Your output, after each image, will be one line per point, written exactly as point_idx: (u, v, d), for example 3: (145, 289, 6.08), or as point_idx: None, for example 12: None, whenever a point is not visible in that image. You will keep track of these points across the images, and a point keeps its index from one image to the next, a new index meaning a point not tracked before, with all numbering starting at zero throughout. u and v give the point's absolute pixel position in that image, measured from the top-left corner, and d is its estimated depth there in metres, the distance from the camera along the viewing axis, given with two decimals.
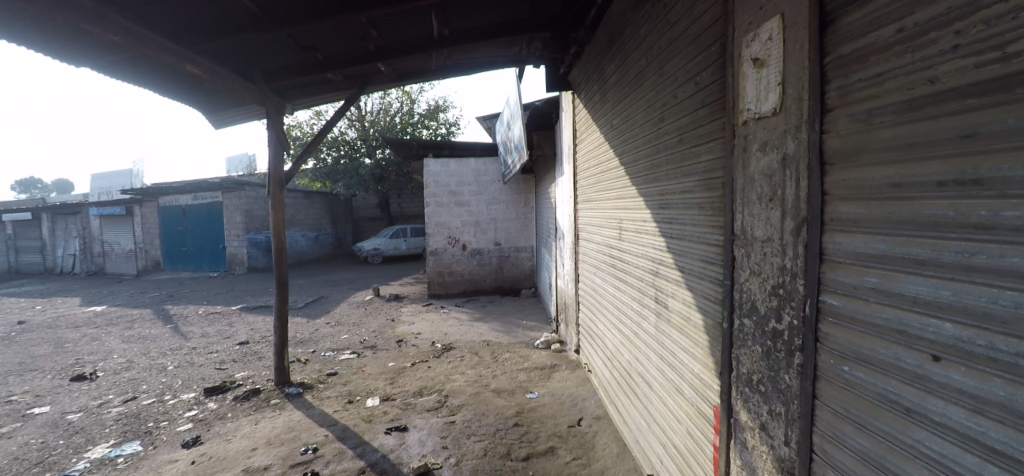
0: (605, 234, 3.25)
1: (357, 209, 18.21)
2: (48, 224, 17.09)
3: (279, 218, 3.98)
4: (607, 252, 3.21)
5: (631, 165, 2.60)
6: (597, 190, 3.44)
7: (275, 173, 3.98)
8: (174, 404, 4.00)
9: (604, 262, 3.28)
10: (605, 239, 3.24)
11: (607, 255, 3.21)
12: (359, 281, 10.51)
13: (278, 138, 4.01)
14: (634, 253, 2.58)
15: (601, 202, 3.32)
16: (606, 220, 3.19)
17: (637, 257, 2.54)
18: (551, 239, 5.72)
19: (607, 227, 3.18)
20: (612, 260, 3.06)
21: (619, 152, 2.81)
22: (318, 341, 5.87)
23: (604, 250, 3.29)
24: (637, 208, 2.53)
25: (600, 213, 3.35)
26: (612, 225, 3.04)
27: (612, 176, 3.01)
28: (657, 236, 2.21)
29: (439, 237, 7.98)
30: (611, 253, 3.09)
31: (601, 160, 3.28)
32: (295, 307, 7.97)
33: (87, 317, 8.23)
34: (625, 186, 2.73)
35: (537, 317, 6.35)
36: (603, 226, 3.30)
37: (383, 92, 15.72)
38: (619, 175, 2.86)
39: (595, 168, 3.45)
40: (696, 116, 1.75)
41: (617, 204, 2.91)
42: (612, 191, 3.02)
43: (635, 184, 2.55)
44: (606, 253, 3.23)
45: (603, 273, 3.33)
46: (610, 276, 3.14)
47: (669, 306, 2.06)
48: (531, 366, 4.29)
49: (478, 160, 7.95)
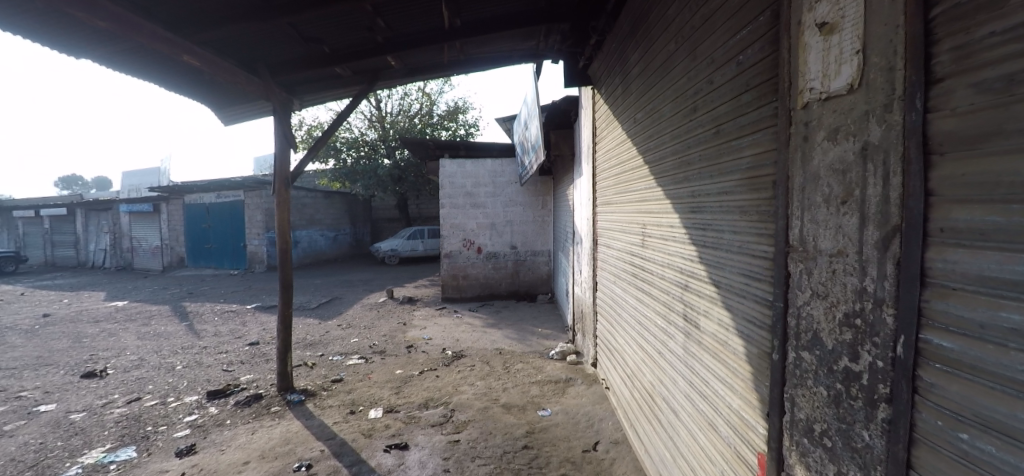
0: (625, 241, 2.98)
1: (376, 210, 18.30)
2: (83, 220, 17.82)
3: (285, 218, 3.84)
4: (627, 260, 2.94)
5: (657, 164, 2.31)
6: (617, 192, 3.17)
7: (280, 172, 3.84)
8: (176, 407, 3.95)
9: (625, 271, 3.00)
10: (625, 246, 2.98)
11: (627, 263, 2.93)
12: (374, 282, 10.45)
13: (284, 135, 3.87)
14: (659, 264, 2.30)
15: (622, 205, 3.05)
16: (627, 225, 2.92)
17: (662, 268, 2.26)
18: (568, 243, 5.43)
19: (628, 233, 2.91)
20: (634, 269, 2.78)
21: (644, 150, 2.53)
22: (327, 344, 5.75)
23: (624, 258, 3.02)
24: (663, 213, 2.25)
25: (621, 217, 3.08)
26: (634, 232, 2.77)
27: (634, 177, 2.75)
28: (687, 243, 1.93)
29: (454, 239, 7.80)
30: (632, 261, 2.82)
31: (622, 159, 3.01)
32: (309, 308, 7.93)
33: (109, 312, 8.41)
34: (649, 187, 2.45)
35: (553, 324, 6.07)
36: (623, 232, 3.03)
37: (403, 93, 15.75)
38: (642, 175, 2.59)
39: (616, 167, 3.18)
40: (738, 102, 1.46)
41: (640, 208, 2.64)
42: (634, 194, 2.76)
43: (660, 185, 2.28)
44: (627, 262, 2.95)
45: (623, 283, 3.05)
46: (630, 286, 2.87)
47: (701, 325, 1.78)
48: (545, 378, 4.03)
49: (495, 161, 7.73)
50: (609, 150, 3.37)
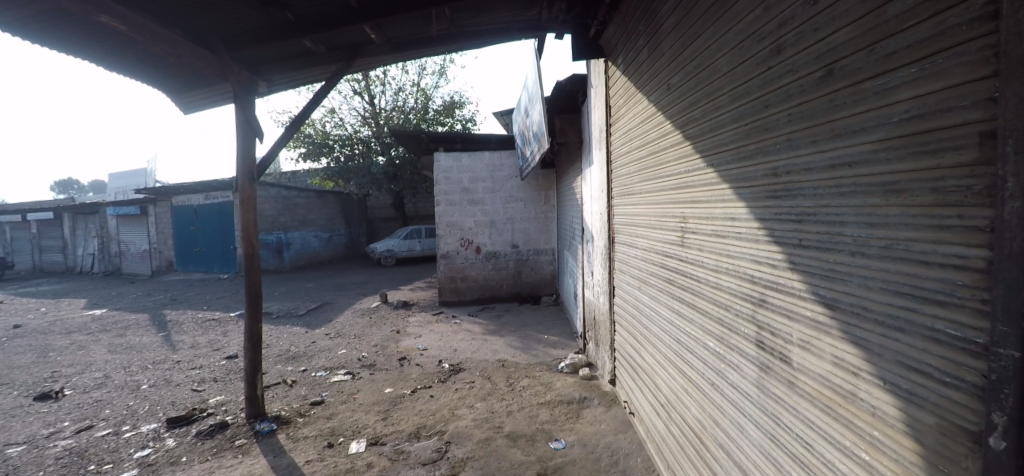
0: (655, 238, 2.44)
1: (372, 209, 17.77)
2: (70, 223, 17.32)
3: (250, 219, 3.30)
4: (659, 261, 2.39)
5: (708, 136, 1.75)
6: (642, 180, 2.63)
7: (244, 165, 3.29)
8: (129, 439, 3.43)
9: (654, 275, 2.46)
10: (655, 244, 2.43)
11: (659, 265, 2.39)
12: (369, 285, 9.91)
13: (246, 122, 3.31)
14: (711, 269, 1.74)
15: (650, 194, 2.50)
16: (658, 218, 2.38)
17: (715, 275, 1.71)
18: (577, 242, 4.89)
19: (660, 229, 2.36)
20: (668, 274, 2.24)
21: (685, 121, 1.97)
22: (313, 357, 5.23)
23: (653, 260, 2.47)
24: (715, 201, 1.68)
25: (650, 209, 2.52)
26: (669, 228, 2.22)
27: (668, 157, 2.20)
28: (759, 243, 1.38)
29: (450, 238, 7.25)
30: (666, 264, 2.27)
31: (650, 137, 2.46)
32: (296, 314, 7.40)
33: (84, 322, 7.88)
34: (694, 167, 1.89)
35: (559, 331, 5.53)
36: (652, 227, 2.48)
37: (398, 88, 15.22)
38: (680, 154, 2.04)
39: (641, 147, 2.63)
40: (883, 17, 0.90)
41: (678, 196, 2.09)
42: (668, 180, 2.21)
43: (712, 164, 1.71)
44: (658, 264, 2.41)
45: (652, 290, 2.51)
46: (663, 295, 2.32)
47: (795, 362, 1.21)
48: (555, 398, 3.49)
49: (494, 153, 7.19)
50: (631, 130, 2.82)
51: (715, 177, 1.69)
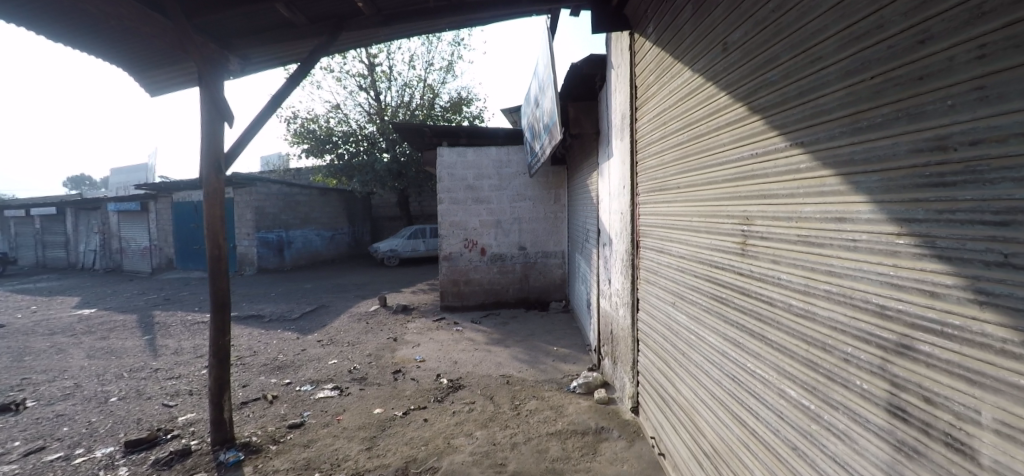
0: (699, 243, 1.93)
1: (376, 208, 17.42)
2: (73, 219, 17.17)
3: (217, 215, 2.86)
4: (705, 273, 1.89)
5: (795, 102, 1.26)
6: (680, 173, 2.12)
7: (208, 154, 2.85)
8: (78, 466, 3.01)
9: (697, 289, 1.96)
10: (700, 251, 1.93)
11: (705, 277, 1.88)
12: (369, 286, 9.49)
13: (212, 104, 2.85)
14: (799, 289, 1.26)
15: (692, 189, 1.99)
16: (705, 219, 1.87)
17: (806, 298, 1.23)
18: (591, 245, 4.40)
19: (707, 233, 1.85)
20: (721, 291, 1.74)
21: (751, 87, 1.48)
22: (300, 368, 4.80)
23: (696, 271, 1.98)
24: (810, 194, 1.19)
25: (691, 208, 2.01)
26: (722, 234, 1.71)
27: (723, 141, 1.68)
28: (900, 261, 0.91)
29: (454, 239, 6.79)
30: (717, 279, 1.77)
31: (693, 118, 1.95)
32: (289, 318, 6.99)
33: (71, 322, 7.55)
34: (768, 148, 1.39)
35: (571, 342, 5.03)
36: (694, 230, 1.98)
37: (404, 84, 14.84)
38: (745, 132, 1.54)
39: (678, 130, 2.13)
40: None
41: (738, 190, 1.58)
42: (723, 170, 1.70)
43: (802, 141, 1.22)
44: (703, 276, 1.90)
45: (693, 309, 2.00)
46: (711, 316, 1.83)
47: (992, 459, 0.76)
48: (568, 427, 3.00)
49: (501, 148, 6.70)
50: (662, 114, 2.34)
51: (811, 159, 1.18)
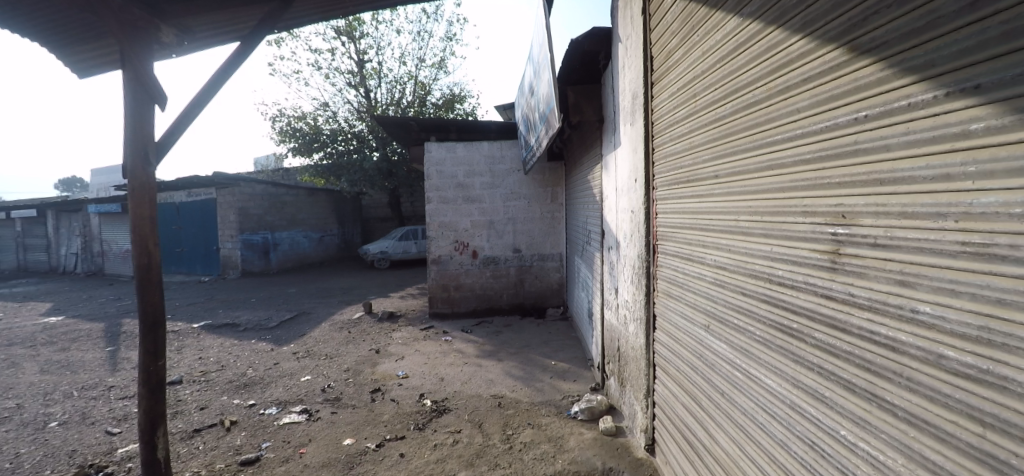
0: (753, 249, 1.45)
1: (368, 209, 16.93)
2: (54, 221, 16.53)
3: (144, 217, 2.36)
4: (762, 288, 1.41)
5: (955, 23, 0.76)
6: (722, 157, 1.65)
7: (132, 140, 2.36)
8: None
9: (751, 310, 1.47)
10: (755, 259, 1.45)
11: (763, 294, 1.40)
12: (355, 291, 8.97)
13: (138, 82, 2.37)
14: (971, 338, 0.75)
15: (743, 178, 1.51)
16: (762, 218, 1.39)
17: (984, 354, 0.73)
18: (594, 248, 3.92)
19: (766, 236, 1.37)
20: (793, 318, 1.24)
21: (856, 17, 0.99)
22: (268, 386, 4.30)
23: (747, 286, 1.49)
24: (999, 170, 0.70)
25: (739, 202, 1.54)
26: (797, 238, 1.22)
27: (800, 106, 1.20)
28: None
29: (444, 241, 6.31)
30: (784, 301, 1.29)
31: (745, 82, 1.48)
32: (266, 327, 6.46)
33: (32, 332, 6.98)
34: (890, 106, 0.90)
35: (570, 355, 4.57)
36: (745, 231, 1.51)
37: (395, 80, 14.33)
38: (840, 89, 1.05)
39: (719, 101, 1.66)
40: None
41: (827, 175, 1.10)
42: (799, 146, 1.21)
43: (974, 86, 0.73)
44: (759, 292, 1.42)
45: (744, 337, 1.52)
46: (773, 349, 1.35)
47: None
48: (569, 467, 2.52)
49: (493, 143, 6.22)
50: (693, 83, 1.86)
51: (1000, 112, 0.69)
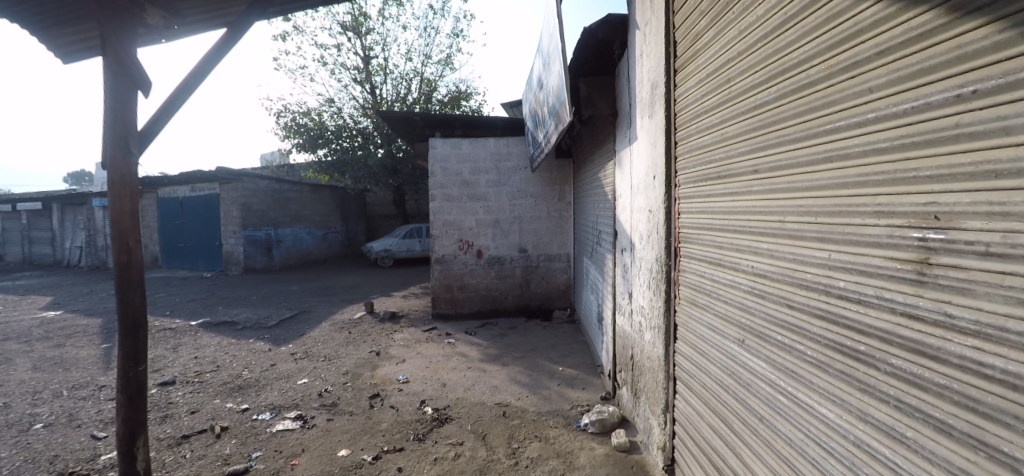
0: (805, 255, 1.22)
1: (372, 206, 16.79)
2: (57, 214, 16.43)
3: (125, 211, 2.18)
4: (818, 302, 1.18)
5: None
6: (763, 149, 1.40)
7: (112, 128, 2.17)
8: None
9: (802, 326, 1.24)
10: (808, 267, 1.21)
11: (819, 308, 1.18)
12: (358, 290, 8.81)
13: (120, 66, 2.18)
14: None
15: (788, 171, 1.27)
16: (819, 219, 1.15)
17: None
18: (605, 250, 3.71)
19: (824, 240, 1.14)
20: (864, 337, 1.03)
21: None
22: (264, 389, 4.13)
23: (796, 298, 1.27)
24: None
25: (785, 200, 1.29)
26: (866, 243, 1.01)
27: (873, 85, 0.98)
28: None
29: (447, 240, 6.12)
30: (850, 318, 1.07)
31: (795, 61, 1.23)
32: (265, 326, 6.30)
33: (29, 326, 6.86)
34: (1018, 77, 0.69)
35: (578, 361, 4.37)
36: (794, 234, 1.26)
37: (401, 76, 14.15)
38: (937, 60, 0.84)
39: (760, 84, 1.41)
40: None
41: (915, 166, 0.88)
42: (873, 133, 0.98)
43: None
44: (814, 306, 1.20)
45: (790, 356, 1.30)
46: (833, 371, 1.13)
47: None
48: None
49: (500, 139, 6.02)
50: (727, 66, 1.59)
51: None
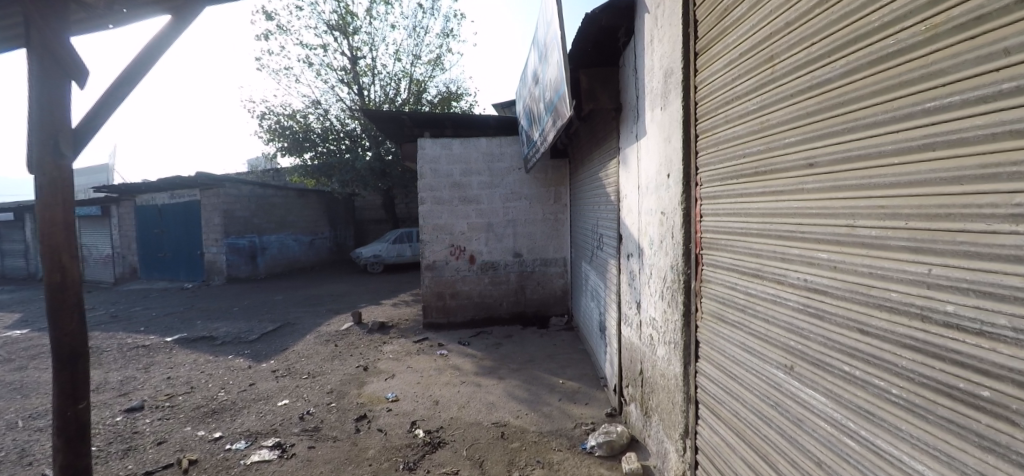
0: (888, 269, 0.89)
1: (361, 211, 16.40)
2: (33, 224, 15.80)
3: (57, 222, 1.89)
4: (908, 330, 0.84)
5: None
6: (821, 137, 1.08)
7: (38, 125, 1.87)
8: None
9: (883, 357, 0.91)
10: (892, 285, 0.88)
11: (909, 337, 0.84)
12: (346, 298, 8.46)
13: (47, 54, 1.87)
14: None
15: (859, 165, 0.96)
16: (913, 223, 0.82)
17: None
18: (608, 254, 3.46)
19: (921, 251, 0.81)
20: (992, 382, 0.70)
21: None
22: (240, 413, 3.80)
23: (873, 323, 0.93)
24: None
25: (854, 199, 0.97)
26: (997, 258, 0.68)
27: (1013, 43, 0.65)
28: None
29: (438, 245, 5.83)
30: (965, 354, 0.74)
31: (875, 26, 0.91)
32: (246, 340, 5.94)
33: None
34: None
35: (579, 373, 4.11)
36: (872, 243, 0.93)
37: (388, 77, 13.81)
38: None
39: (821, 58, 1.09)
40: None
41: None
42: (1009, 112, 0.66)
43: None
44: (901, 334, 0.86)
45: (867, 394, 0.96)
46: (936, 419, 0.79)
47: None
48: None
49: (491, 139, 5.75)
50: (770, 42, 1.32)
51: None
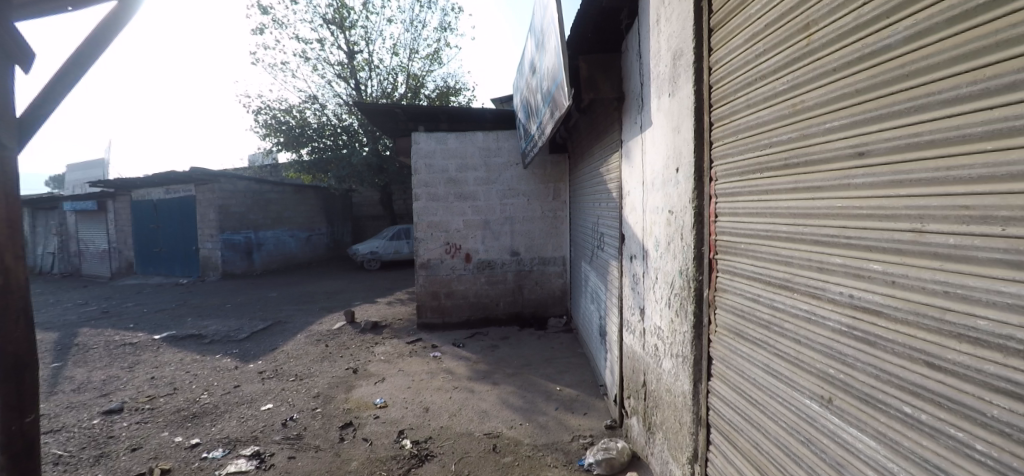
0: (973, 289, 0.75)
1: (360, 207, 16.23)
2: (31, 219, 15.74)
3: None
4: (1002, 367, 0.71)
5: None
6: (876, 121, 0.94)
7: None
8: None
9: (964, 398, 0.77)
10: (979, 310, 0.74)
11: (1004, 377, 0.70)
12: (341, 296, 8.28)
13: None
14: None
15: (932, 153, 0.81)
16: (1015, 231, 0.68)
17: None
18: (609, 255, 3.26)
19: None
20: None
21: None
22: (221, 417, 3.62)
23: (950, 356, 0.79)
24: None
25: (926, 198, 0.83)
26: None
27: None
28: None
29: (433, 243, 5.63)
30: None
31: None
32: (235, 339, 5.77)
33: None
34: None
35: (577, 379, 3.92)
36: (951, 256, 0.79)
37: (386, 71, 13.59)
38: None
39: (877, 20, 0.93)
40: None
41: None
42: None
43: None
44: (992, 373, 0.72)
45: (938, 447, 0.82)
46: None
47: None
48: None
49: (488, 134, 5.55)
50: (806, 6, 1.15)
51: None
